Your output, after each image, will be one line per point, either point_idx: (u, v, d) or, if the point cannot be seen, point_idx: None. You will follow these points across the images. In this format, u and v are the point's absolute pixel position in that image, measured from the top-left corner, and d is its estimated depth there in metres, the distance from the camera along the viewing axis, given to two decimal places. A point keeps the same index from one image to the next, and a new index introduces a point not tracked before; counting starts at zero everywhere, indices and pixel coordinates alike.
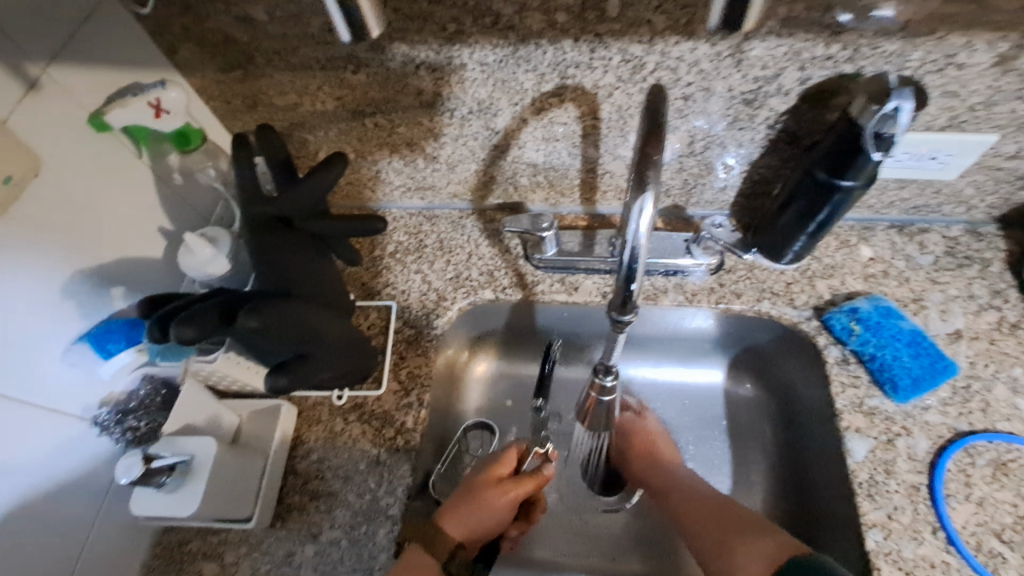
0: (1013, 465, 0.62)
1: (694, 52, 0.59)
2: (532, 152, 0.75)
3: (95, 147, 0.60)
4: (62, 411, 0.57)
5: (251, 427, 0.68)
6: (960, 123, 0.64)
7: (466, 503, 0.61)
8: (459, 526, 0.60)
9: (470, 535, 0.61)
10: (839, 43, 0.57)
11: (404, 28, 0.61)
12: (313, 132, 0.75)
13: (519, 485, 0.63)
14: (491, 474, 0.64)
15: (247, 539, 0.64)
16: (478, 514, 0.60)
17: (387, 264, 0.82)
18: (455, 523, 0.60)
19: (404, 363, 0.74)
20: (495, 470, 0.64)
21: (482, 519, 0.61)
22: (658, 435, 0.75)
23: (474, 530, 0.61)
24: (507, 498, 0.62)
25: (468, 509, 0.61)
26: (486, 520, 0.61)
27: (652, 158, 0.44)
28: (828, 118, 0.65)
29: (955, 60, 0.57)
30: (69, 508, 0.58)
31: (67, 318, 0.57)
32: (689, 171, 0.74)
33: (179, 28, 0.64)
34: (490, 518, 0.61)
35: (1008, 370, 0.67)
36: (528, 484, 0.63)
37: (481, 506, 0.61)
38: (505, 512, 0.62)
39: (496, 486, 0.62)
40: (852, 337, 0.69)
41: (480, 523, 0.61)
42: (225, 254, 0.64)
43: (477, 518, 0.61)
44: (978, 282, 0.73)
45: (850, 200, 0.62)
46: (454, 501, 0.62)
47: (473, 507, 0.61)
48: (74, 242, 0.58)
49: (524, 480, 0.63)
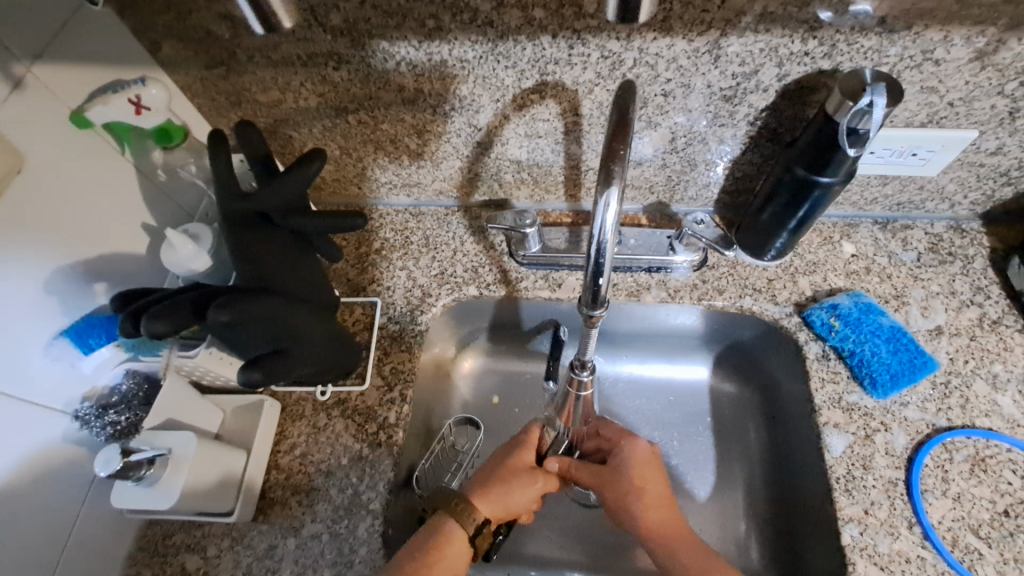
0: (991, 461, 0.62)
1: (672, 48, 0.60)
2: (515, 149, 0.75)
3: (78, 144, 0.60)
4: (44, 405, 0.58)
5: (235, 422, 0.69)
6: (940, 119, 0.64)
7: (497, 484, 0.62)
8: (489, 504, 0.61)
9: (497, 513, 0.62)
10: (817, 39, 0.57)
11: (384, 25, 0.61)
12: (297, 129, 0.75)
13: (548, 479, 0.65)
14: (519, 457, 0.65)
15: (229, 533, 0.65)
16: (508, 500, 0.62)
17: (372, 260, 0.82)
18: (485, 500, 0.61)
19: (388, 359, 0.74)
20: (522, 453, 0.65)
21: (509, 500, 0.62)
22: (645, 466, 0.64)
23: (501, 512, 0.62)
24: (534, 486, 0.63)
25: (499, 489, 0.62)
26: (513, 503, 0.62)
27: (620, 153, 0.44)
28: (808, 115, 0.65)
29: (932, 56, 0.57)
30: (52, 501, 0.58)
31: (49, 313, 0.58)
32: (672, 168, 0.74)
33: (161, 25, 0.64)
34: (518, 501, 0.62)
35: (989, 366, 0.67)
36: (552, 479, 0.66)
37: (509, 488, 0.62)
38: (531, 500, 0.64)
39: (524, 470, 0.64)
40: (832, 333, 0.69)
41: (509, 504, 0.62)
42: (207, 250, 0.65)
43: (506, 499, 0.62)
44: (960, 279, 0.73)
45: (829, 196, 0.62)
46: (482, 478, 0.63)
47: (504, 489, 0.62)
48: (57, 238, 0.58)
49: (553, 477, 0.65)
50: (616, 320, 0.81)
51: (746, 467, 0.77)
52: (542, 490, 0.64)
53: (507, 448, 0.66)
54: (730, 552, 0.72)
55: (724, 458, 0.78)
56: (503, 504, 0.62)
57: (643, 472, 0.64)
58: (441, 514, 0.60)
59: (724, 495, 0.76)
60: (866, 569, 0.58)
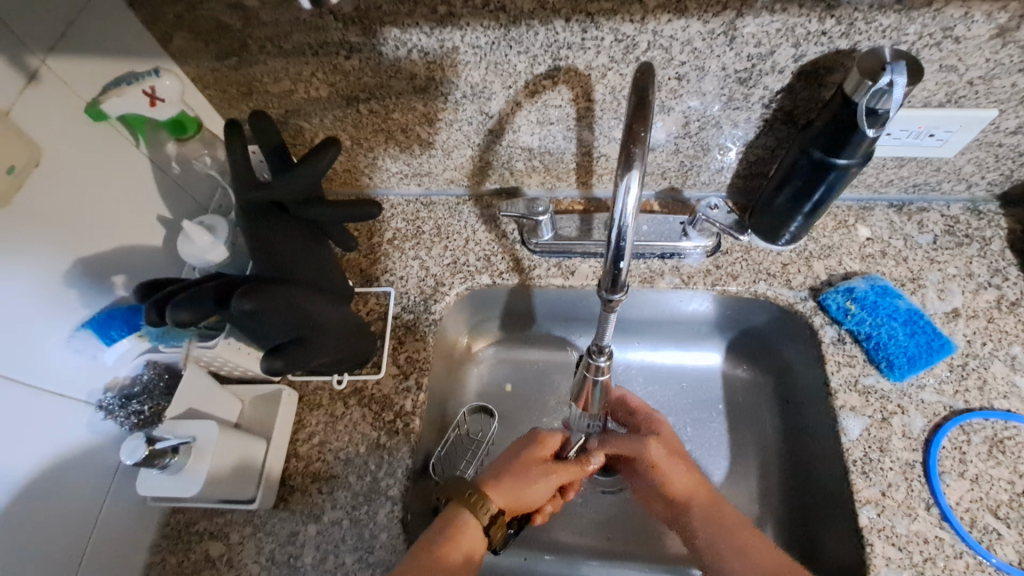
0: (1010, 442, 0.62)
1: (686, 30, 0.59)
2: (527, 136, 0.74)
3: (94, 137, 0.61)
4: (68, 396, 0.59)
5: (253, 412, 0.69)
6: (959, 98, 0.63)
7: (511, 478, 0.62)
8: (504, 496, 0.61)
9: (511, 504, 0.62)
10: (834, 18, 0.56)
11: (396, 11, 0.61)
12: (308, 119, 0.75)
13: (564, 470, 0.65)
14: (537, 454, 0.64)
15: (251, 520, 0.66)
16: (522, 493, 0.62)
17: (385, 250, 0.82)
18: (498, 491, 0.61)
19: (403, 348, 0.75)
20: (540, 450, 0.65)
21: (523, 493, 0.62)
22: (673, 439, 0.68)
23: (514, 504, 0.62)
24: (551, 479, 0.63)
25: (512, 483, 0.62)
26: (527, 496, 0.62)
27: (640, 135, 0.44)
28: (824, 96, 0.64)
29: (952, 33, 0.56)
30: (77, 491, 0.59)
31: (70, 305, 0.58)
32: (685, 153, 0.74)
33: (172, 16, 0.64)
34: (533, 494, 0.63)
35: (1006, 348, 0.67)
36: (570, 469, 0.65)
37: (526, 481, 0.62)
38: (547, 491, 0.64)
39: (539, 465, 0.64)
40: (848, 317, 0.69)
41: (523, 497, 0.62)
42: (223, 241, 0.65)
43: (521, 493, 0.62)
44: (977, 261, 0.73)
45: (845, 178, 0.62)
46: (496, 471, 0.63)
47: (517, 483, 0.62)
48: (77, 231, 0.59)
49: (570, 467, 0.65)
50: (630, 307, 0.81)
51: (761, 452, 0.78)
52: (559, 482, 0.64)
53: (523, 440, 0.66)
54: None
55: (738, 442, 0.79)
56: (517, 497, 0.62)
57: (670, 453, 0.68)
58: (454, 506, 0.61)
59: (738, 479, 0.77)
60: (884, 549, 0.58)
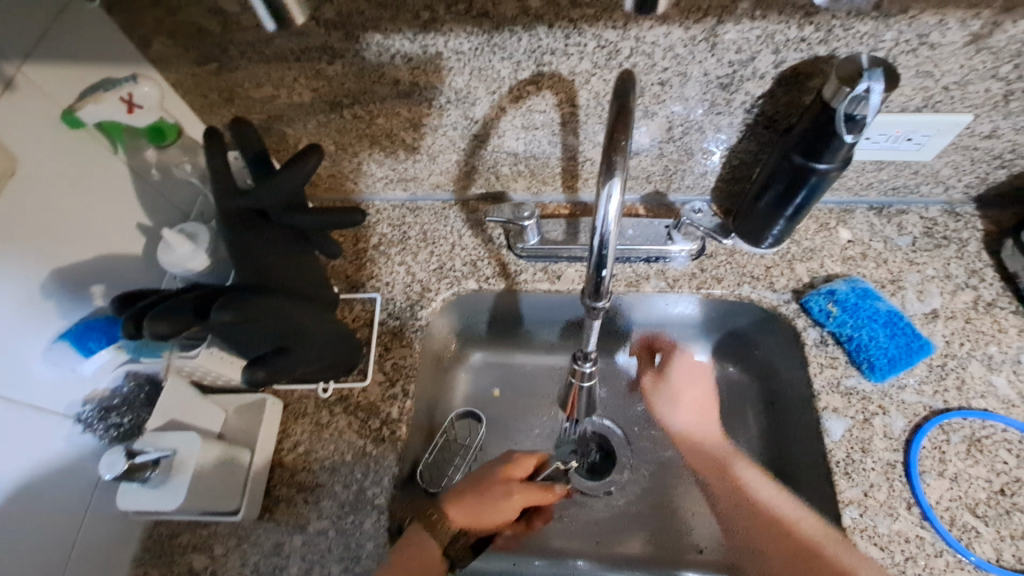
0: (987, 441, 0.63)
1: (668, 37, 0.59)
2: (512, 141, 0.74)
3: (70, 145, 0.59)
4: (46, 409, 0.58)
5: (238, 421, 0.68)
6: (935, 103, 0.64)
7: (473, 494, 0.62)
8: (462, 513, 0.61)
9: (472, 525, 0.62)
10: (813, 25, 0.57)
11: (378, 17, 0.60)
12: (291, 125, 0.75)
13: (526, 493, 0.64)
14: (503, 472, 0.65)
15: (236, 531, 0.65)
16: (481, 512, 0.62)
17: (370, 256, 0.82)
18: (459, 509, 0.61)
19: (389, 355, 0.74)
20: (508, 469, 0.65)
21: (486, 513, 0.62)
22: (693, 378, 0.80)
23: (473, 522, 0.62)
24: (513, 500, 0.63)
25: (473, 499, 0.62)
26: (486, 516, 0.62)
27: (621, 144, 0.44)
28: (804, 102, 0.65)
29: (927, 40, 0.57)
30: (56, 506, 0.58)
31: (47, 316, 0.57)
32: (669, 157, 0.74)
33: (151, 21, 0.63)
34: (495, 514, 0.62)
35: (983, 348, 0.68)
36: (535, 492, 0.65)
37: (486, 498, 0.62)
38: (508, 512, 0.63)
39: (501, 484, 0.64)
40: (830, 319, 0.70)
41: (482, 516, 0.62)
42: (204, 250, 0.64)
43: (479, 510, 0.62)
44: (955, 263, 0.74)
45: (826, 183, 0.63)
46: (461, 486, 0.63)
47: (477, 500, 0.62)
48: (54, 241, 0.57)
49: (533, 491, 0.65)
50: (617, 311, 0.81)
51: (747, 454, 0.78)
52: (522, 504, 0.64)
53: (492, 462, 0.67)
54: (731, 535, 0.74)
55: None
56: (475, 515, 0.62)
57: (684, 404, 0.79)
58: (416, 526, 0.60)
59: None
60: (867, 549, 0.59)
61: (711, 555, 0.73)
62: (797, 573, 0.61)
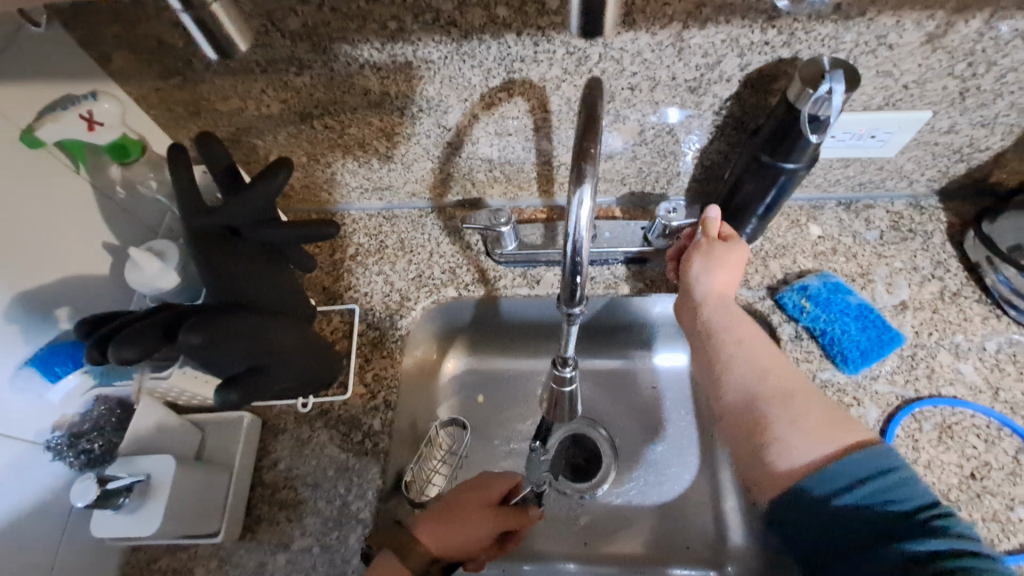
0: (957, 427, 0.65)
1: (636, 42, 0.60)
2: (486, 147, 0.74)
3: (29, 165, 0.58)
4: (13, 438, 0.56)
5: (215, 440, 0.67)
6: (896, 101, 0.66)
7: (446, 517, 0.61)
8: (433, 535, 0.59)
9: (443, 550, 0.59)
10: (775, 28, 0.58)
11: (344, 27, 0.60)
12: (261, 137, 0.73)
13: (502, 516, 0.64)
14: (477, 496, 0.65)
15: (217, 553, 0.64)
16: (454, 536, 0.60)
17: (347, 267, 0.81)
18: (431, 531, 0.60)
19: (370, 366, 0.74)
20: (482, 492, 0.65)
21: (458, 536, 0.60)
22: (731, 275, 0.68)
23: (444, 545, 0.60)
24: (487, 523, 0.62)
25: (446, 521, 0.61)
26: (458, 538, 0.60)
27: (590, 152, 0.45)
28: (770, 103, 0.66)
29: (885, 41, 0.59)
30: (27, 538, 0.56)
31: (11, 342, 0.55)
32: (643, 160, 0.75)
33: (110, 35, 0.61)
34: (467, 538, 0.61)
35: (950, 337, 0.70)
36: (509, 516, 0.64)
37: (460, 520, 0.61)
38: (480, 538, 0.62)
39: (475, 506, 0.63)
40: (804, 314, 0.71)
41: (454, 540, 0.60)
42: (173, 267, 0.63)
43: (452, 533, 0.60)
44: (921, 254, 0.76)
45: (794, 181, 0.64)
46: (432, 510, 0.62)
47: (450, 522, 0.61)
48: (16, 264, 0.56)
49: (509, 514, 0.64)
50: (597, 313, 0.82)
51: None
52: (495, 528, 0.63)
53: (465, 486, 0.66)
54: (716, 529, 0.75)
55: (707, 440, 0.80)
56: (446, 539, 0.60)
57: (728, 266, 0.67)
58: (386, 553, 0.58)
59: (708, 477, 0.78)
60: None
61: (697, 551, 0.74)
62: (821, 450, 0.53)
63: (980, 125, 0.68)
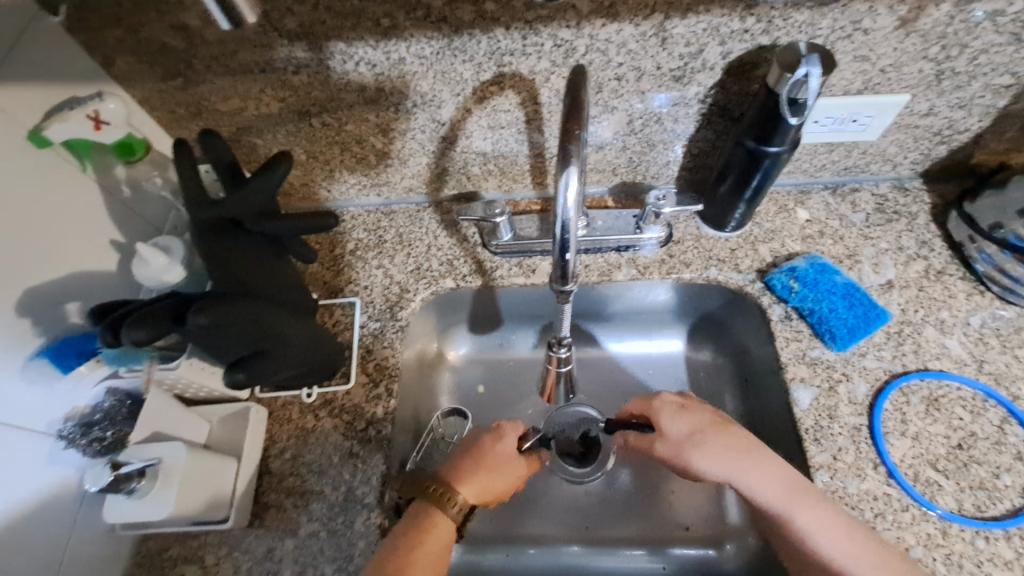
0: (943, 400, 0.67)
1: (620, 33, 0.62)
2: (480, 141, 0.77)
3: (38, 164, 0.60)
4: (26, 428, 0.57)
5: (222, 431, 0.69)
6: (874, 85, 0.68)
7: (483, 469, 0.62)
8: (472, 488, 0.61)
9: (482, 497, 0.61)
10: (754, 16, 0.60)
11: (339, 26, 0.62)
12: (260, 135, 0.76)
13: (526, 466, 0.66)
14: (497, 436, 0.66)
15: (226, 540, 0.65)
16: (495, 482, 0.62)
17: (348, 261, 0.83)
18: (470, 486, 0.61)
19: (372, 356, 0.75)
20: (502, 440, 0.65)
21: (493, 484, 0.62)
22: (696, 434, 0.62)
23: (484, 496, 0.61)
24: (516, 471, 0.64)
25: (484, 471, 0.62)
26: (497, 487, 0.62)
27: (575, 134, 0.47)
28: (752, 89, 0.68)
29: (860, 26, 0.61)
30: (41, 526, 0.58)
31: (25, 335, 0.57)
32: (632, 149, 0.77)
33: (113, 39, 0.64)
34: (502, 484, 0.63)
35: (936, 313, 0.72)
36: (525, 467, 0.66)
37: (495, 472, 0.62)
38: (511, 483, 0.64)
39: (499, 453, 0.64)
40: (792, 295, 0.73)
41: (491, 488, 0.62)
42: (179, 261, 0.65)
43: (490, 483, 0.62)
44: (906, 235, 0.78)
45: (778, 165, 0.66)
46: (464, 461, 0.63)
47: (488, 472, 0.62)
48: (27, 259, 0.58)
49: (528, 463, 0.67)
50: (593, 301, 0.84)
51: None
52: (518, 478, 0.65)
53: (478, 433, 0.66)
54: (712, 508, 0.77)
55: None
56: (485, 486, 0.62)
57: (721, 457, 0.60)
58: (421, 501, 0.59)
59: None
60: None
61: (696, 531, 0.76)
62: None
63: (958, 107, 0.70)
